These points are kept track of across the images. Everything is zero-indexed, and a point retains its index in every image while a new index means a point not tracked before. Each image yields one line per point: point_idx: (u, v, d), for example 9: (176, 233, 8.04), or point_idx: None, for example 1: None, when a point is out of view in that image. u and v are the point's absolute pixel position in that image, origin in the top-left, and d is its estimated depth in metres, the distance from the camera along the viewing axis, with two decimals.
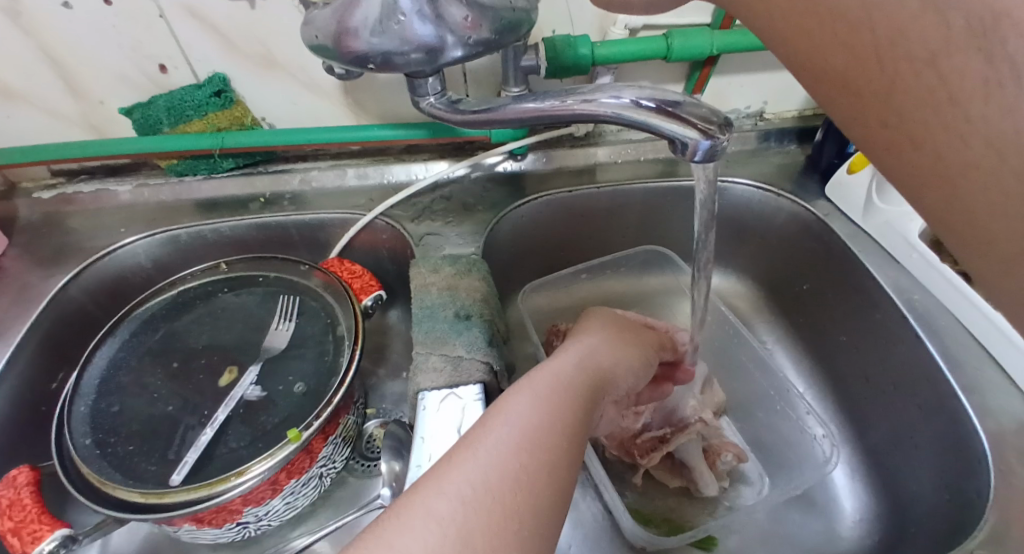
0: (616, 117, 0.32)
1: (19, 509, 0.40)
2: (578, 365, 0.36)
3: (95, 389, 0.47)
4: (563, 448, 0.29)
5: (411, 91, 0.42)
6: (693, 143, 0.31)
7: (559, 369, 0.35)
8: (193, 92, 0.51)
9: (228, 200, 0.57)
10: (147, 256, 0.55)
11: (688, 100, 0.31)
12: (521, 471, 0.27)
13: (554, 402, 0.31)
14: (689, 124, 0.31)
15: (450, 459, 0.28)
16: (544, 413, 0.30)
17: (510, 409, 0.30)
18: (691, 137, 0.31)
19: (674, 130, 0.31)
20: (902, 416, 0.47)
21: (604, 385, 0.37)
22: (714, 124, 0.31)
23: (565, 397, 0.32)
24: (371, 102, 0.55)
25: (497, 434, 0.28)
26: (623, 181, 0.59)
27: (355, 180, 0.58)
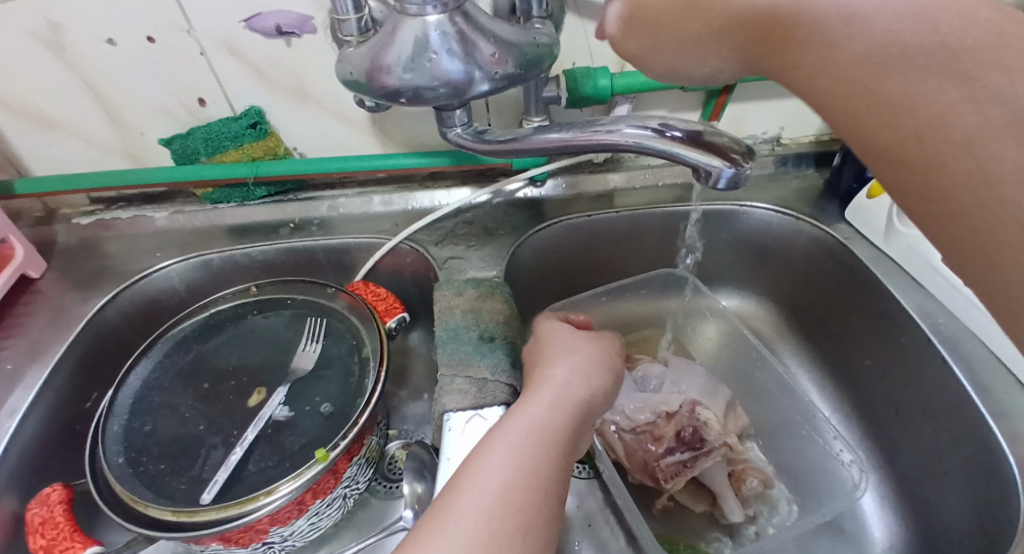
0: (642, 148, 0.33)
1: (51, 527, 0.41)
2: (562, 399, 0.36)
3: (128, 408, 0.48)
4: (540, 498, 0.30)
5: (439, 123, 0.43)
6: (717, 171, 0.32)
7: (532, 413, 0.34)
8: (229, 124, 0.54)
9: (258, 225, 0.59)
10: (180, 280, 0.57)
11: (710, 129, 0.32)
12: (504, 534, 0.28)
13: (537, 448, 0.32)
14: (713, 153, 0.32)
15: (421, 530, 0.28)
16: (514, 472, 0.30)
17: (481, 470, 0.30)
18: (714, 166, 0.31)
19: (696, 157, 0.32)
20: (931, 442, 0.46)
21: (586, 418, 0.36)
22: (737, 151, 0.32)
23: (548, 441, 0.33)
24: (397, 132, 0.57)
25: (466, 501, 0.28)
26: (642, 206, 0.60)
27: (380, 206, 0.60)
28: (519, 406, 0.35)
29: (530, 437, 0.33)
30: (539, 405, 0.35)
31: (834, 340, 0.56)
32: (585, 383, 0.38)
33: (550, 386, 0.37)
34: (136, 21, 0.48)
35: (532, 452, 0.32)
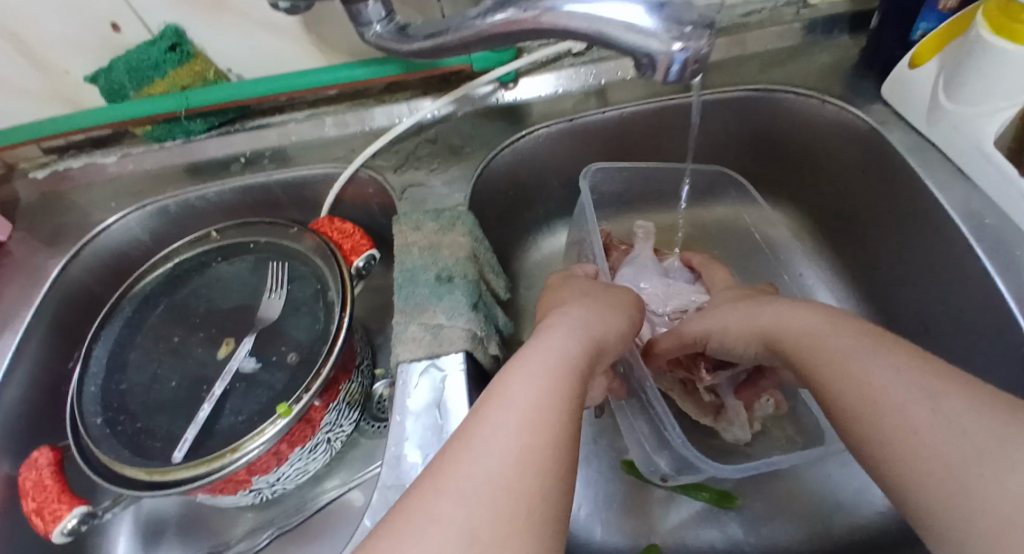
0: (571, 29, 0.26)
1: (41, 490, 0.43)
2: (571, 334, 0.31)
3: (104, 367, 0.48)
4: (575, 420, 0.26)
5: (353, 21, 0.35)
6: (666, 55, 0.24)
7: (559, 340, 0.31)
8: (147, 50, 0.48)
9: (209, 163, 0.54)
10: (142, 230, 0.55)
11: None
12: (533, 477, 0.22)
13: (564, 372, 0.28)
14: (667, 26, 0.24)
15: (448, 452, 0.24)
16: (548, 390, 0.26)
17: (508, 389, 0.26)
18: (660, 50, 0.24)
19: (638, 41, 0.24)
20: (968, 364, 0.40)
21: (605, 349, 0.33)
22: (693, 24, 0.24)
23: (572, 367, 0.29)
24: (339, 39, 0.49)
25: (499, 418, 0.24)
26: (636, 101, 0.51)
27: (335, 129, 0.54)
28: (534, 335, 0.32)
29: (555, 357, 0.29)
30: (552, 335, 0.31)
31: (865, 245, 0.48)
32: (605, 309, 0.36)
33: (560, 321, 0.33)
34: None
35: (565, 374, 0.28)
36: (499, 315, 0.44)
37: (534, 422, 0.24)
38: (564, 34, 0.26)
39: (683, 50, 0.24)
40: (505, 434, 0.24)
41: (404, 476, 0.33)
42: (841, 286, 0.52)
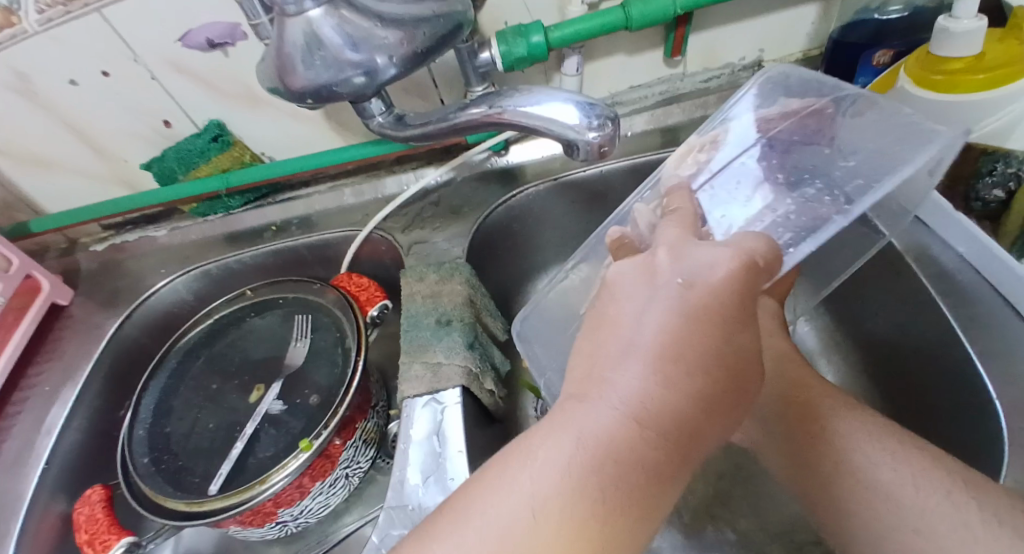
0: (517, 125, 0.33)
1: (93, 523, 0.48)
2: (641, 409, 0.24)
3: (152, 413, 0.54)
4: (595, 533, 0.22)
5: (360, 114, 0.43)
6: (583, 142, 0.30)
7: (621, 416, 0.24)
8: (194, 141, 0.57)
9: (245, 232, 0.63)
10: (187, 291, 0.62)
11: (580, 98, 0.31)
12: None
13: (604, 459, 0.23)
14: (579, 118, 0.30)
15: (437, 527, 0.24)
16: (564, 492, 0.23)
17: (524, 473, 0.24)
18: (578, 140, 0.31)
19: (562, 130, 0.31)
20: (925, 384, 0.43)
21: (705, 419, 0.25)
22: (601, 117, 0.30)
23: (625, 453, 0.24)
24: (354, 122, 0.57)
25: (486, 522, 0.23)
26: (616, 159, 0.57)
27: (353, 197, 0.61)
28: (583, 383, 0.26)
29: (576, 442, 0.24)
30: (611, 407, 0.25)
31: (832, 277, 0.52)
32: (707, 360, 0.26)
33: (638, 378, 0.25)
34: (88, 58, 0.50)
35: (575, 475, 0.23)
36: (496, 354, 0.49)
37: (536, 519, 0.23)
38: (514, 126, 0.33)
39: (595, 137, 0.30)
40: (492, 534, 0.23)
41: (405, 495, 0.38)
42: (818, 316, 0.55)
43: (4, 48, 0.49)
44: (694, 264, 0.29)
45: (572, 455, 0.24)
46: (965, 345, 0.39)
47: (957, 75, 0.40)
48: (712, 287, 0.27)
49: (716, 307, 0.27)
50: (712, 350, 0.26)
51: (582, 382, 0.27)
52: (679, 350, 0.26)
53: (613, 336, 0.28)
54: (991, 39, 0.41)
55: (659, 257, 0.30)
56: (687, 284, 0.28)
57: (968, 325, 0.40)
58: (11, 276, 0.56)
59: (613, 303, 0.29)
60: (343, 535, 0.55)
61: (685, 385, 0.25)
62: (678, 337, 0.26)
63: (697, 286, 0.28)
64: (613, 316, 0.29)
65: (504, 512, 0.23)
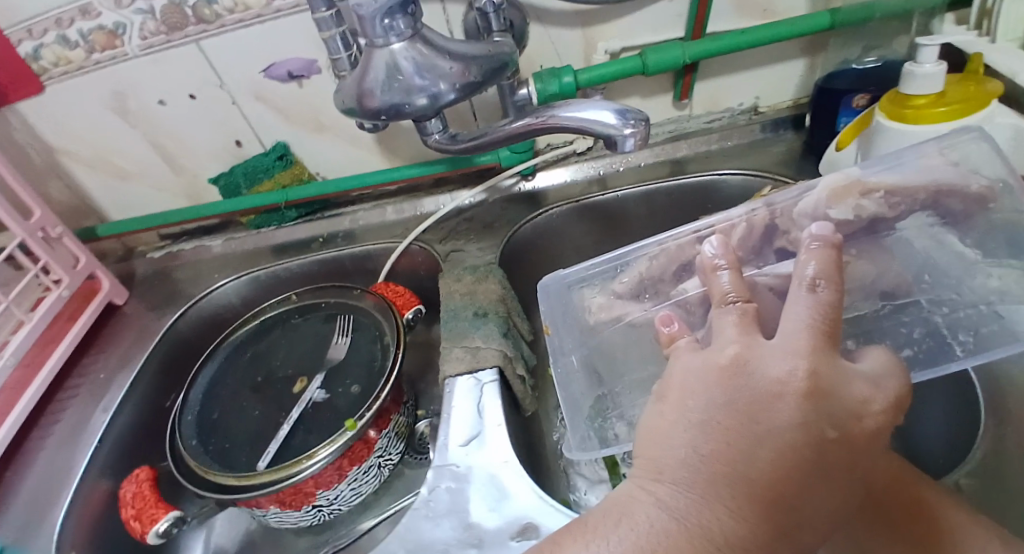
0: (563, 128, 0.40)
1: (140, 499, 0.50)
2: (691, 519, 0.26)
3: (200, 401, 0.58)
4: None
5: (419, 132, 0.50)
6: (618, 136, 0.37)
7: (671, 521, 0.26)
8: (262, 159, 0.64)
9: (295, 243, 0.69)
10: (236, 295, 0.68)
11: (620, 105, 0.38)
12: None
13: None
14: (617, 120, 0.37)
15: None
16: None
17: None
18: (616, 134, 0.37)
19: (603, 128, 0.37)
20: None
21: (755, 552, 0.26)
22: (635, 120, 0.37)
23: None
24: (402, 147, 0.65)
25: None
26: (629, 186, 0.64)
27: (395, 215, 0.69)
28: (670, 484, 0.27)
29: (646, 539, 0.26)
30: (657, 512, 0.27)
31: None
32: (800, 512, 0.27)
33: (689, 494, 0.27)
34: (181, 82, 0.59)
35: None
36: (525, 348, 0.54)
37: None
38: (558, 129, 0.40)
39: (631, 132, 0.37)
40: None
41: (442, 456, 0.42)
42: None
43: (109, 69, 0.57)
44: (828, 404, 0.27)
45: (642, 550, 0.26)
46: None
47: (921, 110, 0.46)
48: (835, 438, 0.27)
49: (828, 461, 0.27)
50: (784, 480, 0.26)
51: (669, 480, 0.28)
52: (781, 496, 0.26)
53: (720, 449, 0.27)
54: (952, 82, 0.47)
55: (792, 369, 0.27)
56: (816, 426, 0.27)
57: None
58: (75, 270, 0.62)
59: (726, 408, 0.28)
60: (364, 528, 0.57)
61: (737, 509, 0.26)
62: (784, 480, 0.26)
63: (825, 437, 0.27)
64: (722, 424, 0.28)
65: None
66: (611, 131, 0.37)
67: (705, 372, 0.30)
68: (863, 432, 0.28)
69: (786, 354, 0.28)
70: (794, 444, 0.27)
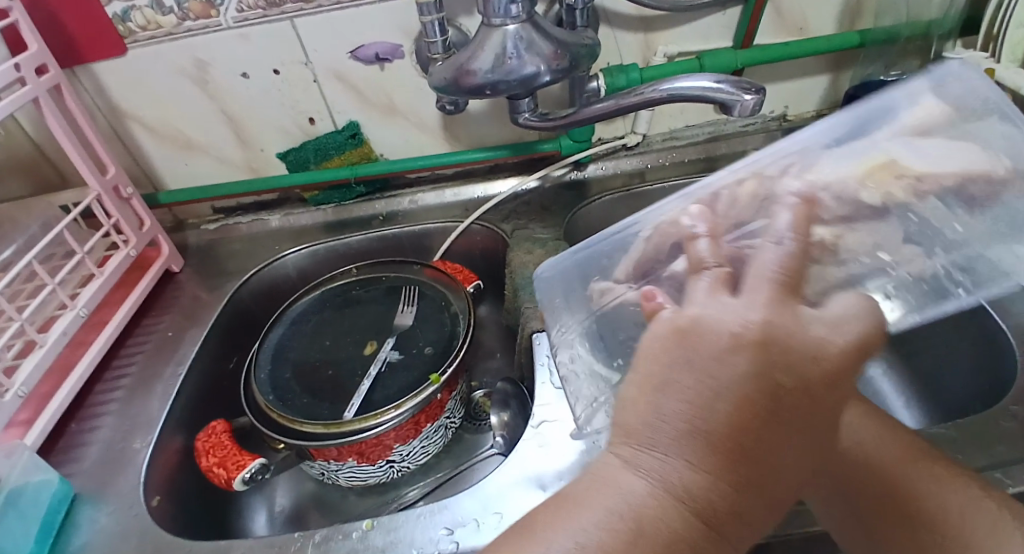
0: (684, 95, 0.47)
1: (220, 448, 0.50)
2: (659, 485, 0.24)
3: (270, 360, 0.59)
4: None
5: (511, 111, 0.55)
6: (732, 101, 0.44)
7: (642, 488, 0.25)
8: (334, 137, 0.67)
9: (355, 220, 0.72)
10: (294, 268, 0.70)
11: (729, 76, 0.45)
12: None
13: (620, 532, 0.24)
14: (730, 88, 0.44)
15: None
16: None
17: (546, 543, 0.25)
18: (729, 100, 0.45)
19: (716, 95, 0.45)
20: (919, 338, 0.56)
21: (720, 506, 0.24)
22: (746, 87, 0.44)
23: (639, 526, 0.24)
24: (464, 134, 0.69)
25: None
26: (668, 179, 0.70)
27: (454, 196, 0.72)
28: (642, 446, 0.25)
29: (620, 507, 0.25)
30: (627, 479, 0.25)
31: None
32: (762, 465, 0.25)
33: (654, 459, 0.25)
34: (267, 57, 0.61)
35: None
36: None
37: None
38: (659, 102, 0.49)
39: (752, 97, 0.44)
40: None
41: (539, 395, 0.46)
42: None
43: (197, 38, 0.59)
44: (769, 360, 0.24)
45: (616, 517, 0.24)
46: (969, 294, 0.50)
47: None
48: (789, 385, 0.25)
49: (786, 406, 0.25)
50: (750, 427, 0.24)
51: (637, 445, 0.25)
52: (740, 451, 0.24)
53: (681, 405, 0.25)
54: None
55: (742, 319, 0.25)
56: (767, 374, 0.24)
57: (984, 306, 0.48)
58: (141, 232, 0.62)
59: (684, 365, 0.25)
60: (417, 496, 0.57)
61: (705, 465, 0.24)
62: (749, 423, 0.24)
63: (778, 387, 0.24)
64: (681, 378, 0.25)
65: None
66: (726, 97, 0.45)
67: (657, 334, 0.27)
68: (816, 382, 0.25)
69: (742, 308, 0.25)
70: (734, 420, 0.24)
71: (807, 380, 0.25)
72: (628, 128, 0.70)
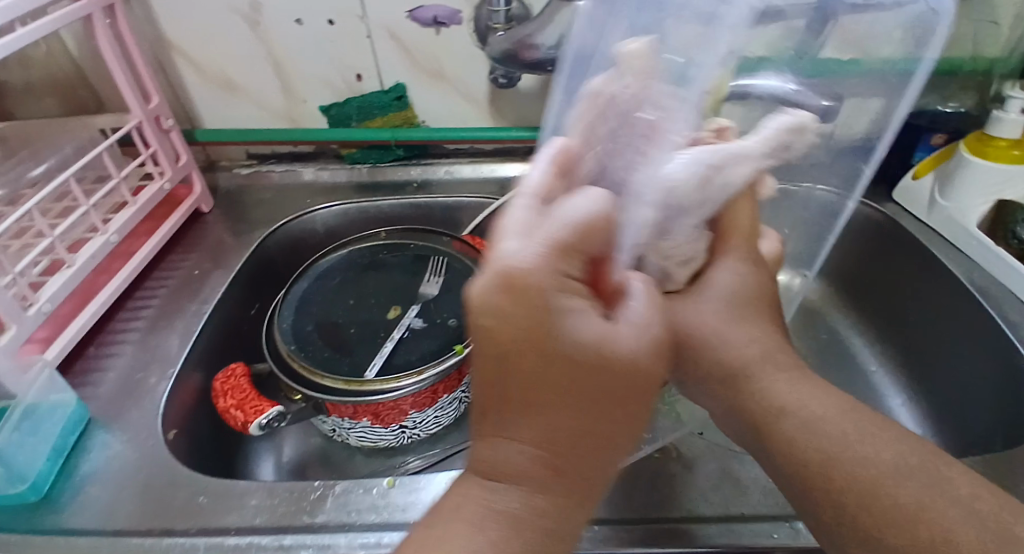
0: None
1: (238, 391, 0.50)
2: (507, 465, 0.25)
3: (294, 312, 0.59)
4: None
5: (569, 92, 0.55)
6: None
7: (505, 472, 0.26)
8: (380, 96, 0.67)
9: (388, 184, 0.71)
10: (323, 225, 0.69)
11: None
12: None
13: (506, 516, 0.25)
14: None
15: None
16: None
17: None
18: None
19: None
20: (945, 369, 0.56)
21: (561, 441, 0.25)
22: None
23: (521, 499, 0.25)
24: (510, 110, 0.68)
25: None
26: None
27: (491, 173, 0.72)
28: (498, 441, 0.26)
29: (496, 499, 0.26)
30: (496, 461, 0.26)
31: (878, 301, 0.64)
32: (564, 401, 0.24)
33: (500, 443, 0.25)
34: (323, 6, 0.60)
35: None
36: None
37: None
38: None
39: None
40: None
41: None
42: (869, 334, 0.64)
43: None
44: (473, 329, 0.24)
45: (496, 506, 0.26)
46: (1007, 334, 0.50)
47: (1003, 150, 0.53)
48: (501, 336, 0.23)
49: (534, 353, 0.23)
50: (521, 384, 0.24)
51: (489, 435, 0.26)
52: (530, 405, 0.24)
53: (488, 397, 0.25)
54: None
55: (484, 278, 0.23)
56: (499, 329, 0.23)
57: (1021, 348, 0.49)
58: (176, 167, 0.62)
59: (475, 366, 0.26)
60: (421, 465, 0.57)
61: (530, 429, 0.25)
62: (520, 383, 0.24)
63: (507, 347, 0.23)
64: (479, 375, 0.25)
65: None
66: None
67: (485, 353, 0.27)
68: (528, 311, 0.23)
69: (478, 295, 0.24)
70: (501, 389, 0.25)
71: (492, 329, 0.23)
72: None
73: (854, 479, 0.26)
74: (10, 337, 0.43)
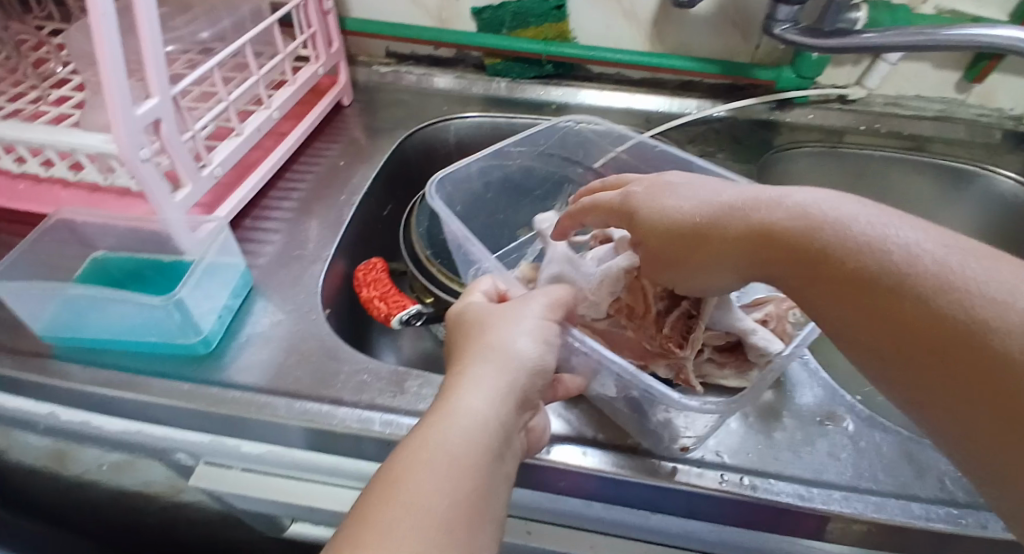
0: (1007, 46, 0.47)
1: (380, 285, 0.51)
2: (472, 399, 0.30)
3: (429, 216, 0.58)
4: (469, 482, 0.27)
5: (767, 19, 0.53)
6: None
7: (467, 405, 0.30)
8: (539, 4, 0.62)
9: (527, 101, 0.69)
10: (455, 135, 0.68)
11: None
12: None
13: (469, 443, 0.28)
14: None
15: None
16: (432, 478, 0.27)
17: (407, 473, 0.27)
18: None
19: None
20: None
21: (514, 389, 0.31)
22: None
23: (479, 429, 0.29)
24: (671, 36, 0.64)
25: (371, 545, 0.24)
26: (868, 146, 0.64)
27: (636, 105, 0.68)
28: (465, 380, 0.31)
29: (461, 426, 0.29)
30: (462, 397, 0.30)
31: None
32: (506, 348, 0.33)
33: (468, 383, 0.31)
34: None
35: (352, 518, 0.26)
36: None
37: (431, 506, 0.26)
38: (951, 45, 0.48)
39: None
40: (409, 526, 0.25)
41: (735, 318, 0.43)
42: None
43: None
44: (463, 326, 0.36)
45: (460, 436, 0.28)
46: None
47: None
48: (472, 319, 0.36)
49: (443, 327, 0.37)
50: (483, 342, 0.33)
51: (459, 378, 0.32)
52: (486, 350, 0.33)
53: (459, 358, 0.33)
54: None
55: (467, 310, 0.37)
56: (476, 321, 0.36)
57: None
58: (330, 52, 0.60)
59: (450, 355, 0.35)
60: None
61: (491, 373, 0.31)
62: (482, 341, 0.33)
63: (465, 323, 0.36)
64: (457, 352, 0.34)
65: (401, 517, 0.25)
66: None
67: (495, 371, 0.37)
68: (492, 308, 0.36)
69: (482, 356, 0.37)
70: (467, 349, 0.34)
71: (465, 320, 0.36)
72: (852, 79, 0.64)
73: (970, 305, 0.23)
74: (186, 193, 0.46)
